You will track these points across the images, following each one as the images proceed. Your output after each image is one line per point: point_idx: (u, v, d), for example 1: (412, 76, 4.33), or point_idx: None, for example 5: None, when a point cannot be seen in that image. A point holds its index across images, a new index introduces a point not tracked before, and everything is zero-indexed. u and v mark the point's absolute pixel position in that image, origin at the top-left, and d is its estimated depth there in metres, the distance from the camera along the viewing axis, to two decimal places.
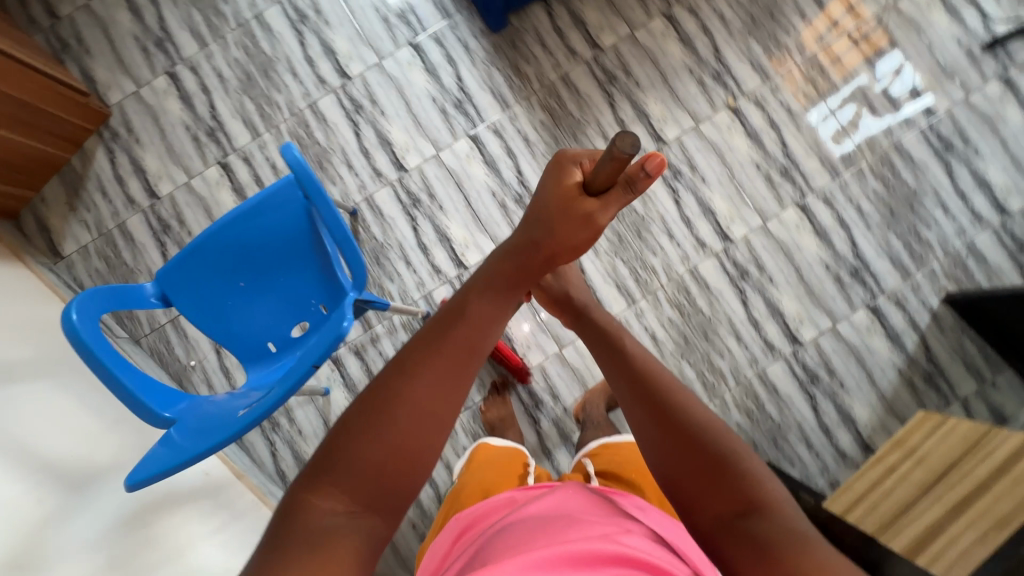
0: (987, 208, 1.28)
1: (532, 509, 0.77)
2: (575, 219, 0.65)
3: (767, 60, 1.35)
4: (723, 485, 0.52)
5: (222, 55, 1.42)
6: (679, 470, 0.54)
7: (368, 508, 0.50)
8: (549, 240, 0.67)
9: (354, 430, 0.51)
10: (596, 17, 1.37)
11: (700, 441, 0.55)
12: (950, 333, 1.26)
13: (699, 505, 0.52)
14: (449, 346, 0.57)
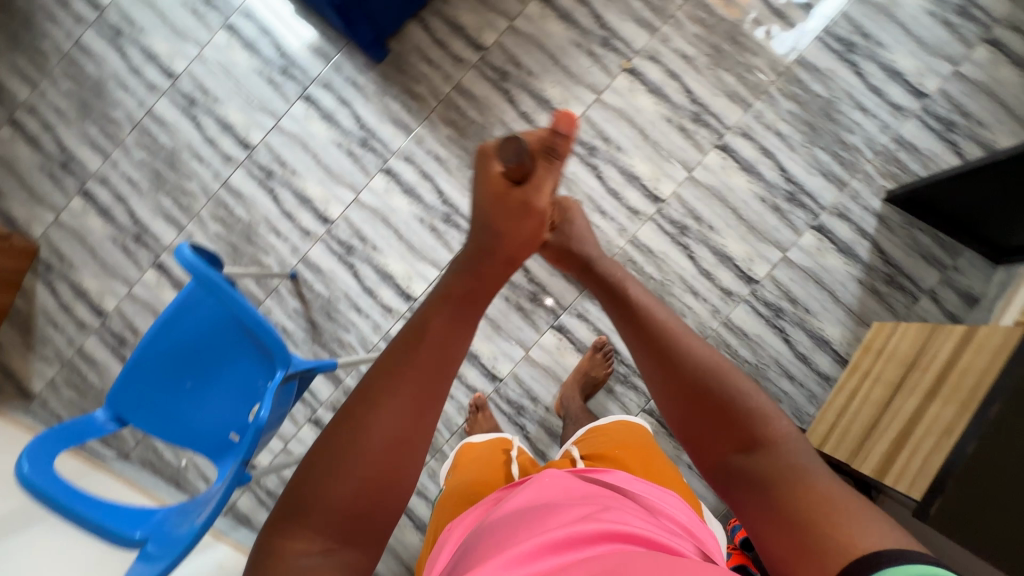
0: (904, 96, 1.26)
1: (517, 499, 0.71)
2: (515, 211, 0.60)
3: (650, 11, 1.32)
4: (726, 423, 0.53)
5: (127, 160, 1.43)
6: (698, 429, 0.55)
7: (344, 542, 0.49)
8: (495, 238, 0.60)
9: (325, 463, 0.49)
10: (472, 18, 1.36)
11: (707, 390, 0.55)
12: (900, 230, 1.25)
13: (713, 449, 0.53)
14: (418, 367, 0.52)
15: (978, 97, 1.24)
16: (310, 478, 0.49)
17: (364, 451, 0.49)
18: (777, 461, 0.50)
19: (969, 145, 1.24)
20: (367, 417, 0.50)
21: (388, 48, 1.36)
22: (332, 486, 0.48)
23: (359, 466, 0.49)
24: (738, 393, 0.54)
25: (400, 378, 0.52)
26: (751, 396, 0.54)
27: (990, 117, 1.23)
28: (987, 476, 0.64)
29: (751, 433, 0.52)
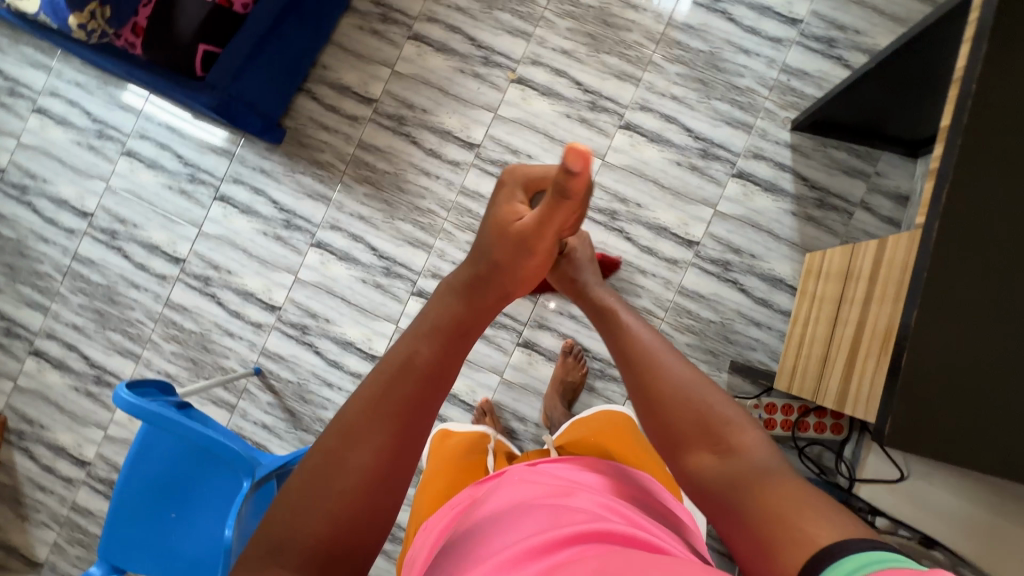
0: (780, 28, 1.29)
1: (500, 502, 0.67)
2: (526, 252, 0.51)
3: (519, 19, 1.35)
4: (708, 433, 0.51)
5: (67, 308, 1.43)
6: (681, 438, 0.52)
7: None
8: (497, 271, 0.52)
9: (298, 498, 0.41)
10: (356, 76, 1.38)
11: (691, 403, 0.53)
12: (815, 153, 1.28)
13: (683, 454, 0.52)
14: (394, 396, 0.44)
15: (848, 8, 1.27)
16: (280, 514, 0.41)
17: (337, 486, 0.41)
18: (748, 468, 0.48)
19: (854, 55, 1.27)
20: (341, 448, 0.42)
21: (283, 127, 1.38)
22: (301, 521, 0.39)
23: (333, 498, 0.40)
24: (716, 403, 0.53)
25: (383, 400, 0.44)
26: (718, 406, 0.53)
27: (865, 24, 1.26)
28: (922, 383, 0.65)
29: (716, 437, 0.51)
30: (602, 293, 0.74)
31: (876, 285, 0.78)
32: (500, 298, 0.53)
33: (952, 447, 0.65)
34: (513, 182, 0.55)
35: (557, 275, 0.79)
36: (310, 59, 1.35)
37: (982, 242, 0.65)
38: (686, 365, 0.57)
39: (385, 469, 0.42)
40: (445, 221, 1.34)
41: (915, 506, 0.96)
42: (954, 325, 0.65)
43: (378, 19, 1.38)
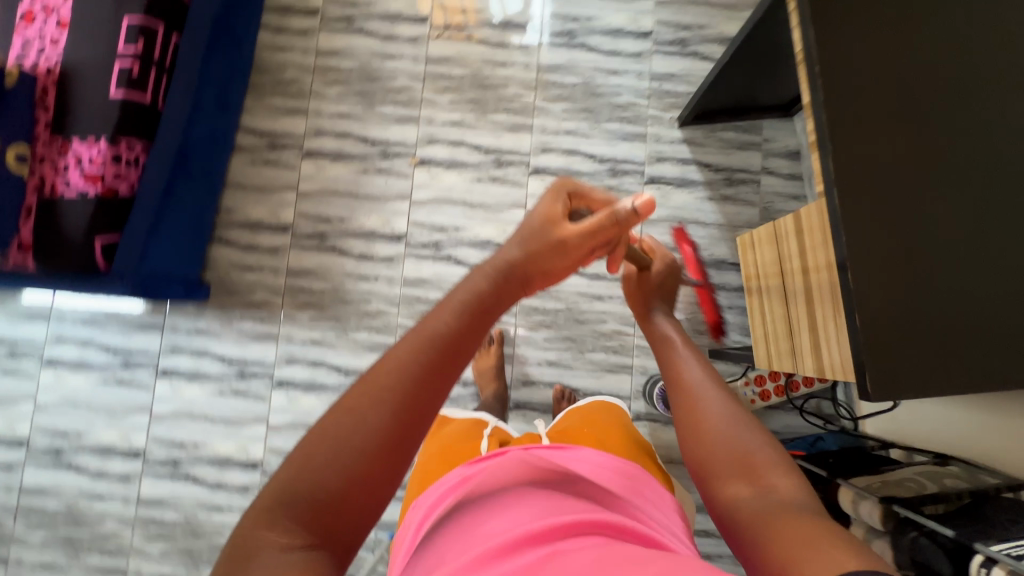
0: (636, 44, 1.40)
1: (502, 478, 0.67)
2: (557, 251, 0.61)
3: (402, 107, 1.39)
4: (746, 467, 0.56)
5: (29, 548, 1.30)
6: (716, 464, 0.59)
7: (329, 537, 0.43)
8: (528, 265, 0.60)
9: (317, 448, 0.44)
10: (264, 209, 1.37)
11: (734, 440, 0.59)
12: (708, 140, 1.37)
13: (722, 483, 0.57)
14: (421, 371, 0.48)
15: (686, 10, 1.40)
16: (300, 463, 0.44)
17: (351, 456, 0.44)
18: (774, 500, 0.52)
19: (708, 47, 1.39)
20: (365, 413, 0.45)
21: (207, 282, 1.34)
22: (317, 476, 0.43)
23: (344, 462, 0.44)
24: (750, 438, 0.59)
25: (406, 384, 0.47)
26: (759, 449, 0.58)
27: (704, 19, 1.40)
28: (879, 329, 0.69)
29: (755, 474, 0.56)
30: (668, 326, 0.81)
31: (807, 237, 0.84)
32: (521, 285, 0.60)
33: (925, 377, 0.69)
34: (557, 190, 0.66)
35: (637, 293, 0.89)
36: (213, 209, 1.33)
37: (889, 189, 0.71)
38: (732, 404, 0.63)
39: (394, 452, 0.46)
40: (398, 316, 1.33)
41: (956, 431, 0.96)
42: (883, 268, 0.70)
43: (267, 148, 1.39)
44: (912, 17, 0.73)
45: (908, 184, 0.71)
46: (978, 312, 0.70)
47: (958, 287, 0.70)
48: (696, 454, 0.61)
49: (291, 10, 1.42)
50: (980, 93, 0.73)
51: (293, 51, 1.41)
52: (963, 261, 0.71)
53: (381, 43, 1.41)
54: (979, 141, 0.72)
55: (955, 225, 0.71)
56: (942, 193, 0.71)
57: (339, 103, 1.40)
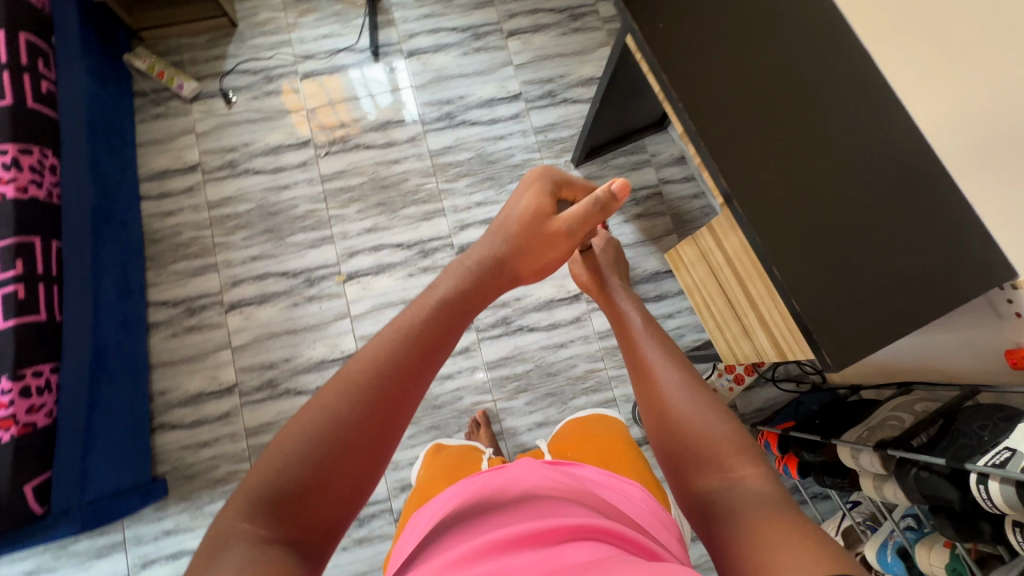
0: (511, 107, 1.49)
1: (518, 485, 0.60)
2: (547, 238, 0.65)
3: (313, 230, 1.38)
4: (717, 457, 0.54)
5: None
6: (690, 442, 0.57)
7: (334, 493, 0.41)
8: (520, 258, 0.62)
9: (318, 399, 0.43)
10: (200, 378, 1.29)
11: (707, 424, 0.58)
12: (604, 170, 1.48)
13: (696, 475, 0.55)
14: (431, 336, 0.49)
15: (543, 66, 1.53)
16: (325, 404, 0.43)
17: (347, 417, 0.42)
18: (751, 492, 0.50)
19: (574, 91, 1.52)
20: (356, 372, 0.45)
21: (161, 476, 1.22)
22: (335, 418, 0.42)
23: (335, 420, 0.42)
24: (721, 421, 0.58)
25: (392, 355, 0.46)
26: (729, 436, 0.56)
27: (562, 69, 1.53)
28: (811, 302, 0.77)
29: (723, 465, 0.54)
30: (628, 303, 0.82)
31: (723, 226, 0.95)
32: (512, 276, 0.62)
33: (867, 330, 0.76)
34: (542, 171, 0.69)
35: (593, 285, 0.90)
36: (146, 398, 1.21)
37: (792, 183, 0.81)
38: (700, 393, 0.61)
39: (379, 433, 0.43)
40: None
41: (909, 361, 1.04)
42: (794, 247, 0.78)
43: (185, 315, 1.32)
44: (738, 40, 0.86)
45: (789, 172, 0.81)
46: (887, 259, 0.78)
47: (876, 251, 0.79)
48: (668, 444, 0.59)
49: (169, 173, 1.39)
50: (833, 83, 0.85)
51: (184, 212, 1.37)
52: (858, 220, 0.80)
53: (271, 177, 1.41)
54: (830, 119, 0.83)
55: (839, 194, 0.80)
56: (818, 171, 0.81)
57: (247, 246, 1.36)
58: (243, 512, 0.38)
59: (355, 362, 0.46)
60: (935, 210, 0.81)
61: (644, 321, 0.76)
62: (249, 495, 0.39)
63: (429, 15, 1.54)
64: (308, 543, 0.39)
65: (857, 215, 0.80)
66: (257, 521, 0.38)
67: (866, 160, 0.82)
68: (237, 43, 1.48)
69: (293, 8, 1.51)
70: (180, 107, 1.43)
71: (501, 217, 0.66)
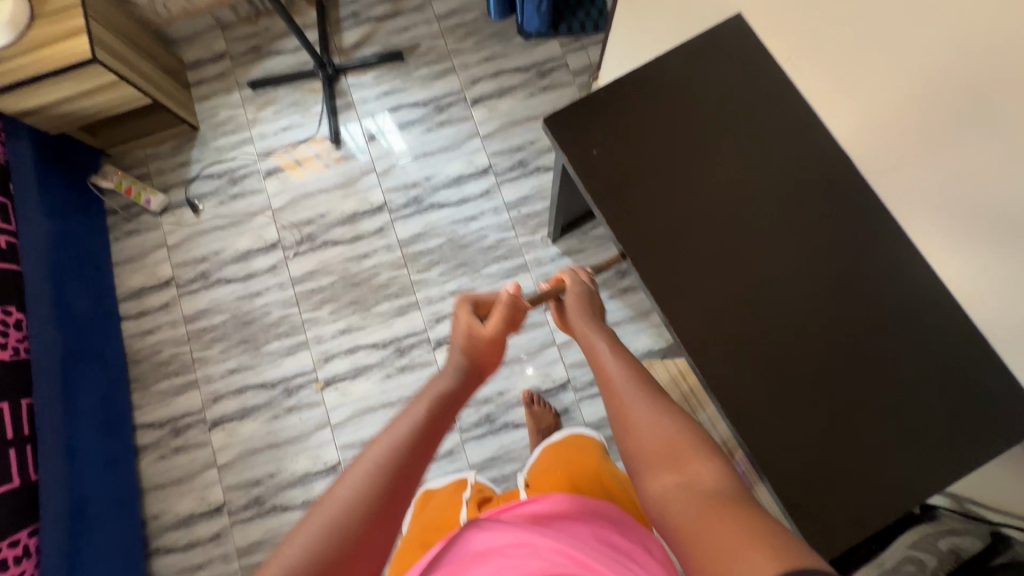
0: (481, 182, 1.41)
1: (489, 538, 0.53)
2: (492, 349, 0.67)
3: (287, 337, 1.35)
4: (672, 463, 0.45)
5: None
6: (645, 447, 0.49)
7: None
8: (481, 368, 0.65)
9: (312, 520, 0.42)
10: (190, 499, 1.29)
11: (658, 431, 0.49)
12: (584, 242, 1.38)
13: (649, 477, 0.46)
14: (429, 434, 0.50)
15: (512, 132, 1.43)
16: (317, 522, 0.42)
17: (346, 534, 0.41)
18: (705, 494, 0.41)
19: (546, 157, 1.42)
20: (367, 469, 0.45)
21: None
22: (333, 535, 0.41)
23: (343, 528, 0.42)
24: (679, 421, 0.50)
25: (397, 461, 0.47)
26: (681, 436, 0.48)
27: (532, 134, 1.43)
28: (789, 473, 0.66)
29: (678, 460, 0.45)
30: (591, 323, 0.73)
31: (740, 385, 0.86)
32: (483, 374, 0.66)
33: (863, 499, 0.65)
34: (463, 298, 0.71)
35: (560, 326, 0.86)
36: (138, 527, 1.23)
37: (757, 331, 0.71)
38: (655, 398, 0.53)
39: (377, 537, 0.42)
40: None
41: None
42: (763, 407, 0.68)
43: (171, 435, 1.32)
44: (685, 160, 0.76)
45: (752, 314, 0.71)
46: (876, 409, 0.67)
47: (864, 410, 0.67)
48: (625, 451, 0.51)
49: (145, 290, 1.39)
50: (801, 206, 0.75)
51: (162, 329, 1.37)
52: (834, 366, 0.69)
53: (243, 284, 1.38)
54: (796, 245, 0.74)
55: (811, 335, 0.70)
56: (783, 310, 0.71)
57: (225, 358, 1.35)
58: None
59: (349, 479, 0.45)
60: (938, 352, 0.68)
61: (611, 342, 0.67)
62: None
63: (388, 92, 1.47)
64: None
65: (835, 359, 0.69)
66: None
67: (841, 290, 0.72)
68: (200, 146, 1.46)
69: (251, 102, 1.48)
70: (150, 221, 1.42)
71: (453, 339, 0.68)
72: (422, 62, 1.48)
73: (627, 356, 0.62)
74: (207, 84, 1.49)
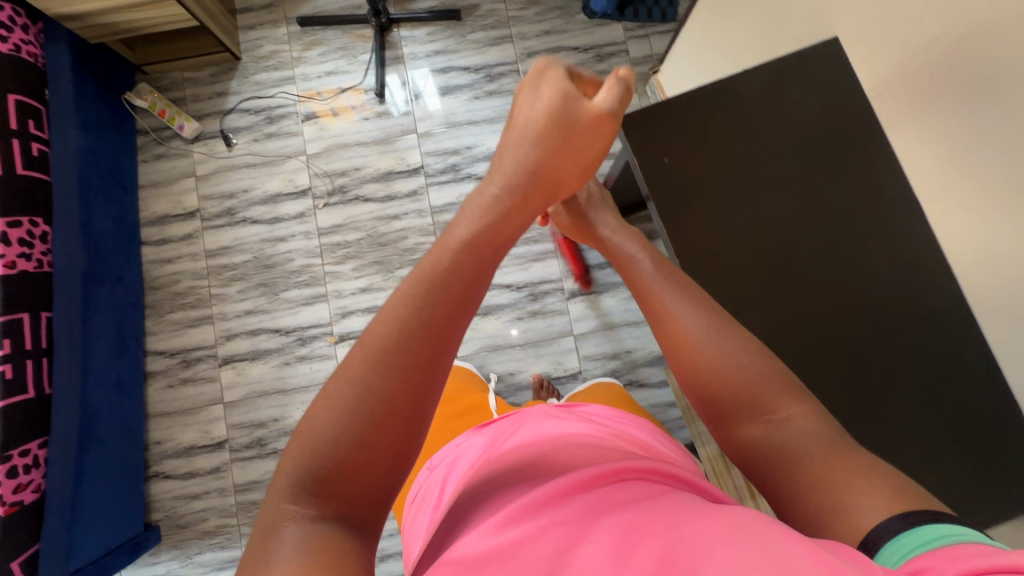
0: None
1: (537, 439, 0.60)
2: (585, 132, 0.61)
3: (307, 287, 1.34)
4: (752, 404, 0.52)
5: None
6: (718, 382, 0.54)
7: (369, 446, 0.43)
8: (545, 170, 0.61)
9: (346, 371, 0.45)
10: (194, 431, 1.30)
11: (737, 368, 0.53)
12: None
13: (734, 425, 0.52)
14: (454, 285, 0.50)
15: None
16: (356, 370, 0.44)
17: (380, 385, 0.44)
18: (793, 440, 0.49)
19: None
20: (378, 337, 0.45)
21: (155, 523, 1.26)
22: (369, 384, 0.44)
23: (367, 394, 0.43)
24: (750, 357, 0.54)
25: (411, 322, 0.46)
26: (762, 376, 0.52)
27: None
28: None
29: (763, 407, 0.51)
30: (626, 241, 0.73)
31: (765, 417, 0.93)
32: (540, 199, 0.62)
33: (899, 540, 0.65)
34: (551, 61, 0.63)
35: (574, 228, 0.85)
36: (140, 449, 1.25)
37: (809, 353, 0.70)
38: (726, 330, 0.56)
39: (415, 379, 0.45)
40: None
41: None
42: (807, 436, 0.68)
43: (181, 366, 1.33)
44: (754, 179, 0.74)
45: (793, 342, 0.71)
46: (908, 458, 0.67)
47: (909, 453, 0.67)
48: (695, 390, 0.56)
49: (169, 218, 1.37)
50: (868, 236, 0.73)
51: (183, 260, 1.36)
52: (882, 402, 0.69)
53: (268, 227, 1.37)
54: (859, 275, 0.72)
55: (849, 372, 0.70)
56: (826, 344, 0.71)
57: (242, 299, 1.35)
58: (289, 489, 0.41)
59: (380, 331, 0.46)
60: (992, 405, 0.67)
61: (654, 259, 0.66)
62: (293, 475, 0.42)
63: (440, 51, 1.42)
64: (359, 515, 0.42)
65: (867, 401, 0.69)
66: (304, 499, 0.41)
67: (888, 333, 0.71)
68: (240, 78, 1.41)
69: (298, 40, 1.42)
70: (181, 148, 1.39)
71: (513, 125, 0.62)
72: (479, 25, 1.43)
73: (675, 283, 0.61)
74: (254, 13, 1.43)
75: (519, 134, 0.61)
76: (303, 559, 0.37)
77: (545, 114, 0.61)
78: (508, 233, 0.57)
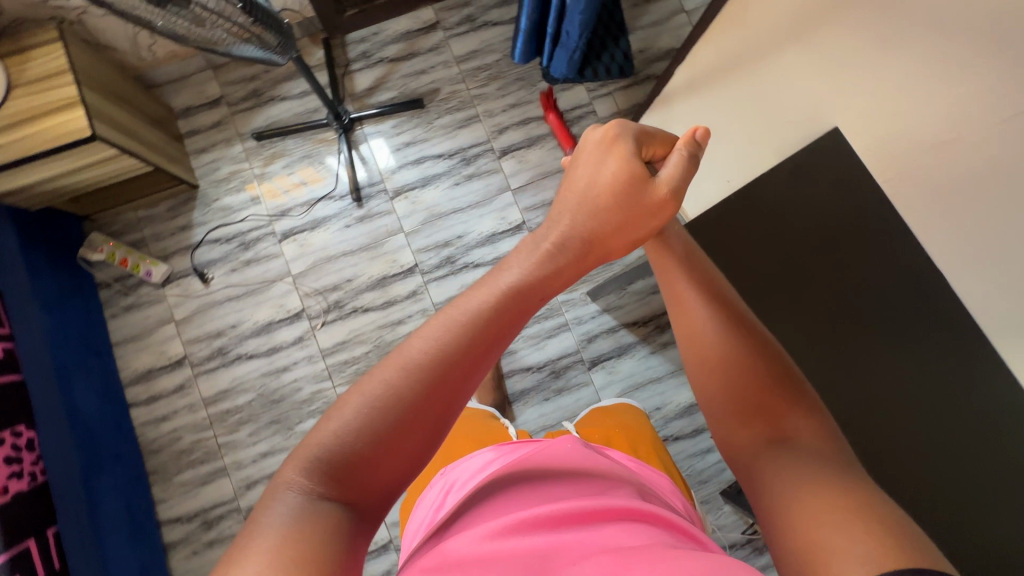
0: (514, 240, 1.36)
1: (551, 458, 0.59)
2: (653, 207, 0.49)
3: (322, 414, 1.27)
4: (771, 415, 0.48)
5: None
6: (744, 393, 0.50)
7: (375, 454, 0.37)
8: (609, 236, 0.48)
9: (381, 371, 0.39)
10: None
11: (758, 377, 0.50)
12: (624, 299, 1.37)
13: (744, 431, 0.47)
14: (499, 311, 0.43)
15: (543, 185, 1.38)
16: (386, 378, 0.39)
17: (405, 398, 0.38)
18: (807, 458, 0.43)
19: None
20: (418, 354, 0.39)
21: None
22: (394, 397, 0.38)
23: (396, 402, 0.38)
24: (773, 367, 0.50)
25: (451, 345, 0.40)
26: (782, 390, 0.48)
27: None
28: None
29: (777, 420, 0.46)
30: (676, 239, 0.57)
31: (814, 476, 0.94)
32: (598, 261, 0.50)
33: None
34: (621, 125, 0.52)
35: None
36: None
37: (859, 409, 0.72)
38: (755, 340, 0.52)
39: (430, 408, 0.39)
40: None
41: None
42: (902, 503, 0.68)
43: (202, 529, 1.22)
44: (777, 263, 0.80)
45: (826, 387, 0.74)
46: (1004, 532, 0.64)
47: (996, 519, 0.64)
48: (712, 393, 0.52)
49: (154, 372, 1.26)
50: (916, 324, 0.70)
51: (179, 414, 1.26)
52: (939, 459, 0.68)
53: (267, 359, 1.29)
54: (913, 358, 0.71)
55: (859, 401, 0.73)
56: (824, 365, 0.75)
57: (254, 441, 1.26)
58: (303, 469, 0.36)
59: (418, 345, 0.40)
60: None
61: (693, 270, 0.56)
62: (313, 450, 0.37)
63: (410, 142, 1.38)
64: (361, 507, 0.37)
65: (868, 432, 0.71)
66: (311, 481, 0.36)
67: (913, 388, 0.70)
68: (203, 207, 1.32)
69: (257, 155, 1.35)
70: (152, 293, 1.28)
71: (570, 189, 0.51)
72: (443, 109, 1.39)
73: (720, 307, 0.53)
74: (203, 134, 1.34)
75: (576, 202, 0.49)
76: (289, 548, 0.32)
77: (610, 186, 0.49)
78: (559, 284, 0.47)
